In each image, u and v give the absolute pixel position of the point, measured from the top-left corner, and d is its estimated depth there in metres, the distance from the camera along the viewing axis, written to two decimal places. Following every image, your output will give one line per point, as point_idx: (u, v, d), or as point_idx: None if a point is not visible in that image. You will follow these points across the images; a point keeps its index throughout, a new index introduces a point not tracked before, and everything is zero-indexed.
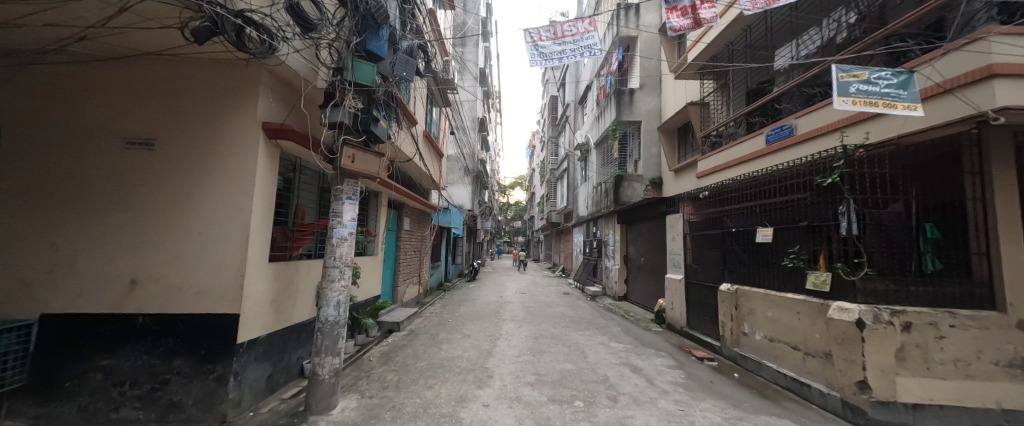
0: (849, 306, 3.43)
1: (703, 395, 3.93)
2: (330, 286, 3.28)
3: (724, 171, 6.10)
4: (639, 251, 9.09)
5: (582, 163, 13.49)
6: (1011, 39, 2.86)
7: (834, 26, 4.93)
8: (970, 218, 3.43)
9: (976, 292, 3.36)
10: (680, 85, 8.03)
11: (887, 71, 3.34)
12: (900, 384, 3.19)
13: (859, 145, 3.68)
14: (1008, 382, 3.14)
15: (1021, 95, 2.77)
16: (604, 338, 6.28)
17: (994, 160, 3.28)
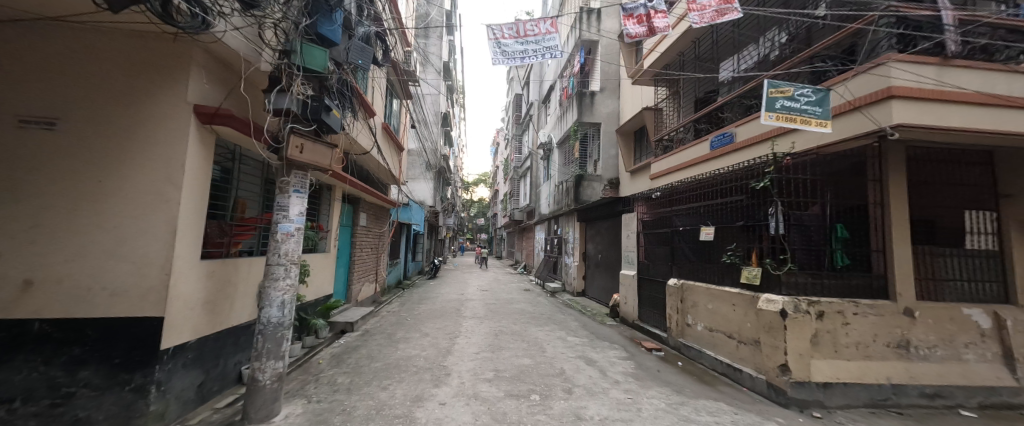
0: (775, 298, 3.84)
1: (651, 383, 4.20)
2: (272, 285, 3.07)
3: (675, 174, 6.52)
4: (596, 249, 9.45)
5: (544, 162, 13.75)
6: (904, 66, 3.36)
7: (769, 44, 5.44)
8: (871, 220, 3.99)
9: (874, 284, 3.92)
10: (636, 90, 8.46)
11: (808, 89, 3.78)
12: (814, 366, 3.64)
13: (786, 153, 4.11)
14: (893, 360, 3.71)
15: (914, 114, 3.25)
16: (562, 333, 6.48)
17: (890, 171, 3.85)
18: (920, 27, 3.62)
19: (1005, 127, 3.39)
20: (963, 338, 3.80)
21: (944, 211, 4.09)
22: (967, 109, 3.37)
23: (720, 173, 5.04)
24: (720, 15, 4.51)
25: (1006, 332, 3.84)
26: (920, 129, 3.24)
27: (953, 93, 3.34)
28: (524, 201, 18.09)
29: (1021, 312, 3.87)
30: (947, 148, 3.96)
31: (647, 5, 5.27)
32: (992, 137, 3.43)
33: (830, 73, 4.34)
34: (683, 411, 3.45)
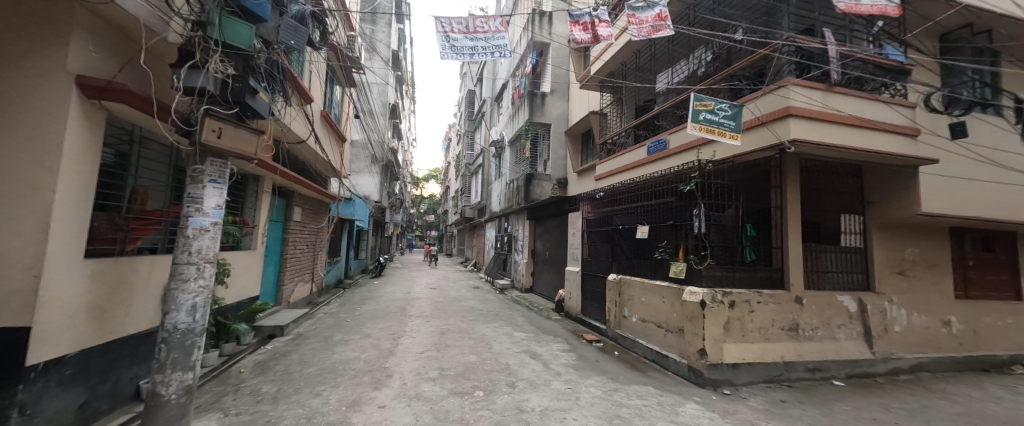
0: (696, 290, 4.33)
1: (589, 373, 4.48)
2: (180, 287, 2.62)
3: (617, 175, 6.93)
4: (544, 246, 9.77)
5: (496, 160, 13.82)
6: (799, 90, 4.00)
7: (697, 60, 6.02)
8: (774, 221, 4.65)
9: (774, 276, 4.58)
10: (584, 95, 8.86)
11: (726, 104, 4.24)
12: (725, 349, 4.16)
13: (709, 160, 4.60)
14: (785, 341, 4.37)
15: (805, 132, 3.86)
16: (508, 329, 6.60)
17: (788, 179, 4.52)
18: (812, 57, 4.35)
19: (870, 146, 4.15)
20: (836, 320, 4.60)
21: (826, 214, 4.90)
22: (845, 130, 4.07)
23: (654, 176, 5.47)
24: (655, 30, 4.85)
25: (866, 314, 4.72)
26: (810, 144, 3.86)
27: (835, 116, 4.01)
28: (475, 198, 17.98)
29: (877, 298, 4.78)
30: (831, 161, 4.74)
31: (593, 14, 5.53)
32: (862, 154, 4.17)
33: (745, 90, 4.95)
34: (615, 396, 3.75)
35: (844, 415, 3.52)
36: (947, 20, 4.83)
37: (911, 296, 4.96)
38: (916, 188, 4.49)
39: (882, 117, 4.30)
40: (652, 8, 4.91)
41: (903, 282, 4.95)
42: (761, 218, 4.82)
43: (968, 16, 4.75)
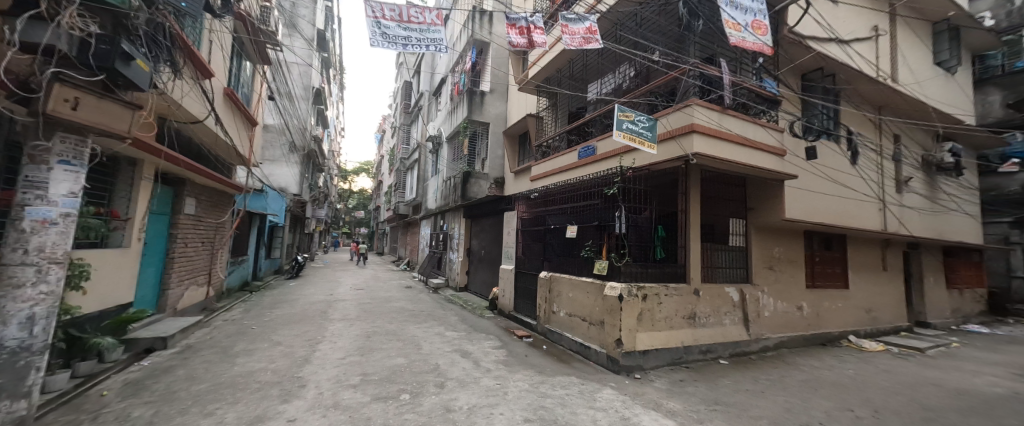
0: (615, 285, 4.74)
1: (518, 367, 4.60)
2: (9, 294, 2.14)
3: (550, 177, 7.21)
4: (480, 245, 9.77)
5: (433, 156, 13.43)
6: (701, 110, 4.62)
7: (622, 75, 6.53)
8: (680, 223, 5.29)
9: (679, 272, 5.22)
10: (522, 97, 9.06)
11: (643, 117, 4.71)
12: (638, 338, 4.61)
13: (630, 167, 5.06)
14: (685, 328, 5.00)
15: (704, 146, 4.48)
16: (440, 328, 6.46)
17: (692, 187, 5.18)
18: (712, 82, 5.01)
19: (752, 162, 4.95)
20: (724, 309, 5.41)
21: (720, 218, 5.72)
22: (735, 147, 4.81)
23: (583, 179, 5.82)
24: (586, 42, 5.08)
25: (746, 302, 5.63)
26: (708, 158, 4.50)
27: (728, 135, 4.73)
28: (408, 194, 17.26)
29: (753, 288, 5.72)
30: (725, 173, 5.55)
31: (528, 20, 5.63)
32: (747, 168, 4.96)
33: (660, 106, 5.54)
34: (541, 388, 3.91)
35: (727, 388, 4.14)
36: (806, 63, 5.97)
37: (778, 287, 6.04)
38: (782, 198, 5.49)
39: (761, 138, 5.17)
40: (584, 21, 5.15)
41: (772, 276, 6.00)
42: (671, 220, 5.44)
43: (820, 62, 5.94)
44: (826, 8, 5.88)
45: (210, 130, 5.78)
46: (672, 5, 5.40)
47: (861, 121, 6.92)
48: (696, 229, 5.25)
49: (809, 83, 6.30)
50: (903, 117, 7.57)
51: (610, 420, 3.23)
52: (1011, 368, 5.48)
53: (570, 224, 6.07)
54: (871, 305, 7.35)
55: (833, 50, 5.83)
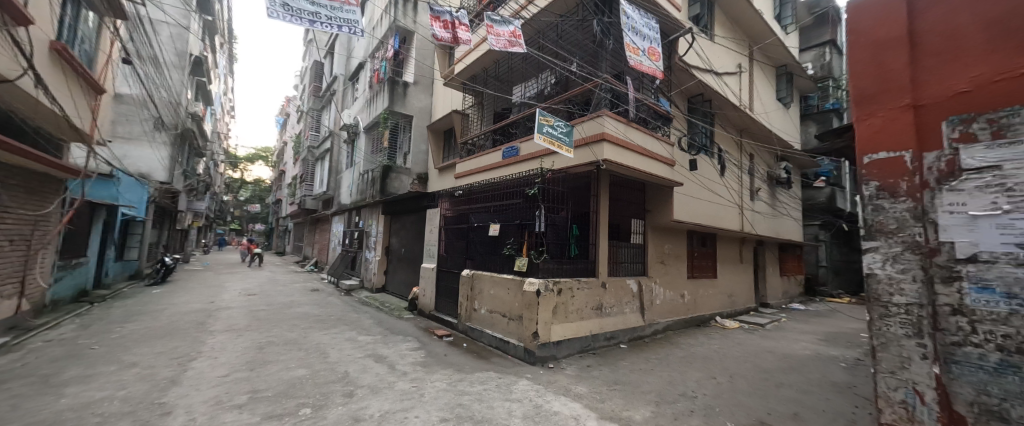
0: (534, 280, 4.83)
1: (437, 367, 4.30)
2: None
3: (473, 175, 7.04)
4: (400, 243, 9.18)
5: (347, 147, 12.24)
6: (610, 120, 4.99)
7: (543, 81, 6.60)
8: (591, 222, 5.64)
9: (590, 267, 5.55)
10: (448, 92, 8.76)
11: (562, 123, 4.80)
12: (552, 330, 4.76)
13: (549, 169, 5.22)
14: (593, 318, 5.34)
15: (612, 154, 4.86)
16: (352, 333, 5.83)
17: (603, 190, 5.57)
18: (620, 97, 5.45)
19: (651, 170, 5.52)
20: (626, 299, 5.94)
21: (625, 218, 6.25)
22: (637, 156, 5.31)
23: (505, 178, 5.81)
24: (510, 45, 4.75)
25: (643, 292, 6.26)
26: (615, 164, 4.88)
27: (632, 145, 5.19)
28: (316, 187, 15.49)
29: (649, 280, 6.41)
30: (629, 179, 6.09)
31: (453, 15, 5.37)
32: (646, 175, 5.51)
33: (576, 115, 5.81)
34: (460, 386, 3.69)
35: (625, 369, 4.50)
36: (693, 89, 6.87)
37: (668, 278, 6.89)
38: (672, 202, 6.26)
39: (658, 149, 5.80)
40: (508, 24, 4.85)
41: (664, 269, 6.81)
42: (584, 220, 5.76)
43: (701, 89, 6.86)
44: (707, 44, 6.89)
45: (23, 91, 4.27)
46: (588, 21, 5.69)
47: (730, 141, 8.27)
48: (605, 228, 5.68)
49: (694, 106, 7.28)
50: (759, 141, 9.27)
51: (525, 410, 3.21)
52: (822, 335, 7.06)
53: (493, 222, 6.00)
54: (733, 291, 8.84)
55: (710, 79, 6.84)
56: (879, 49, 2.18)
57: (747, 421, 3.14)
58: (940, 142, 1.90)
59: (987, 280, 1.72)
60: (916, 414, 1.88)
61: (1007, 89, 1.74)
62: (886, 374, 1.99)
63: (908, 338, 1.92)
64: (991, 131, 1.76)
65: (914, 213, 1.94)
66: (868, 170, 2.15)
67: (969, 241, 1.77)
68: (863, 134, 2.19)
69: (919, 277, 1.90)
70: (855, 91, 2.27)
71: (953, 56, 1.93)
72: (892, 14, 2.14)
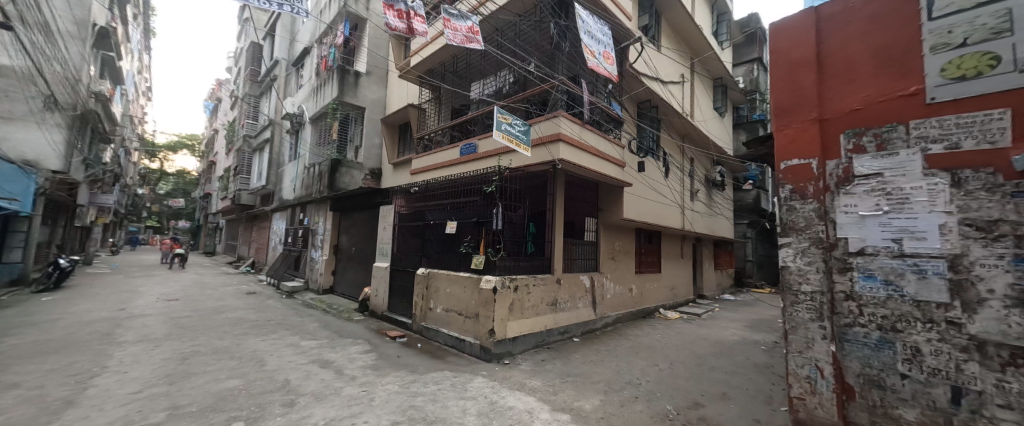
0: (491, 277, 4.85)
1: (389, 369, 4.16)
2: None
3: (430, 172, 6.89)
4: (351, 241, 8.75)
5: (291, 138, 11.40)
6: (565, 121, 5.14)
7: (502, 79, 6.62)
8: (548, 220, 5.78)
9: (546, 264, 5.69)
10: (403, 85, 8.49)
11: (519, 121, 4.83)
12: (509, 326, 4.82)
13: (507, 167, 5.26)
14: (548, 314, 5.49)
15: (568, 154, 5.02)
16: (295, 338, 5.30)
17: (558, 189, 5.73)
18: (575, 99, 5.63)
19: (603, 170, 5.78)
20: (579, 294, 6.17)
21: (578, 217, 6.48)
22: (591, 157, 5.52)
23: (463, 176, 5.74)
24: (468, 41, 4.68)
25: (595, 287, 6.53)
26: (571, 164, 5.06)
27: (586, 146, 5.39)
28: (254, 181, 14.25)
29: (600, 276, 6.70)
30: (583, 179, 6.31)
31: (408, 5, 5.20)
32: (599, 175, 5.76)
33: (533, 114, 5.90)
34: (413, 388, 3.61)
35: (578, 362, 4.69)
36: (642, 94, 7.25)
37: (617, 274, 7.24)
38: (622, 202, 6.59)
39: (609, 151, 6.08)
40: (465, 20, 4.79)
41: (614, 265, 7.15)
42: (541, 218, 5.89)
43: (649, 95, 7.29)
44: (654, 54, 7.33)
45: None
46: (545, 23, 5.76)
47: (674, 145, 8.86)
48: (560, 225, 5.84)
49: (643, 112, 7.67)
50: (700, 146, 10.02)
51: (480, 407, 3.22)
52: (748, 322, 7.86)
53: (450, 220, 5.91)
54: (675, 285, 9.51)
55: (657, 87, 7.29)
56: (794, 67, 2.44)
57: (683, 403, 3.41)
58: (839, 151, 2.19)
59: (871, 270, 2.03)
60: (816, 386, 2.15)
61: (889, 108, 2.05)
62: (795, 354, 2.23)
63: (812, 321, 2.19)
64: (875, 144, 2.07)
65: (818, 212, 2.22)
66: (784, 174, 2.40)
67: (858, 237, 2.07)
68: (781, 142, 2.43)
69: (821, 268, 2.18)
70: (774, 104, 2.52)
71: (849, 78, 2.23)
72: (805, 38, 2.41)
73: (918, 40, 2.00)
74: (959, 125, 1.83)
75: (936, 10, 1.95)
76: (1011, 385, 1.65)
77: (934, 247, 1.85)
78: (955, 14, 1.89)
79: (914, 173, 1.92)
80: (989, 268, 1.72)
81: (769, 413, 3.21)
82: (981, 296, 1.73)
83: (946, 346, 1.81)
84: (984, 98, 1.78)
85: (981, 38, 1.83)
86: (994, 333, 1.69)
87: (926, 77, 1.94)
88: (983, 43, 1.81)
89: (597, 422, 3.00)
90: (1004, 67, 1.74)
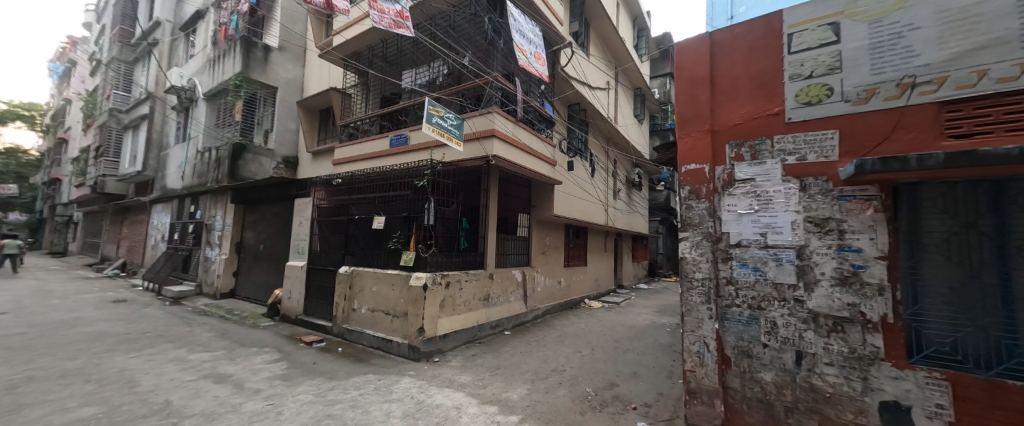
0: (421, 274, 4.72)
1: (302, 378, 3.81)
2: None
3: (355, 163, 6.41)
4: (259, 237, 7.83)
5: (179, 116, 9.74)
6: (499, 118, 5.19)
7: (435, 70, 6.33)
8: (481, 216, 5.82)
9: (478, 260, 5.72)
10: (324, 67, 7.79)
11: (451, 115, 4.73)
12: (439, 323, 4.75)
13: (440, 161, 5.14)
14: (480, 309, 5.53)
15: (501, 150, 5.09)
16: (180, 352, 4.55)
17: (492, 184, 5.79)
18: (508, 96, 5.72)
19: (535, 168, 5.97)
20: (511, 288, 6.30)
21: (511, 212, 6.61)
22: (524, 154, 5.66)
23: (393, 168, 5.47)
24: (396, 26, 4.44)
25: (526, 281, 6.73)
26: (504, 161, 5.14)
27: (519, 143, 5.52)
28: (124, 164, 11.82)
29: (531, 270, 6.92)
30: (516, 175, 6.44)
31: None
32: (531, 173, 5.94)
33: (468, 109, 5.85)
34: (330, 396, 3.37)
35: (508, 354, 4.81)
36: (571, 97, 7.59)
37: (547, 268, 7.54)
38: (552, 199, 6.89)
39: (541, 150, 6.29)
40: (393, 4, 4.54)
41: (544, 259, 7.44)
42: (474, 214, 5.89)
43: (578, 99, 7.69)
44: (583, 60, 7.74)
45: None
46: (480, 17, 5.76)
47: (599, 147, 9.48)
48: (493, 221, 5.92)
49: (572, 114, 8.01)
50: (622, 148, 10.85)
51: (405, 408, 3.14)
52: (657, 307, 8.82)
53: (377, 214, 5.59)
54: (598, 276, 10.23)
55: (585, 91, 7.69)
56: (694, 82, 2.77)
57: (601, 384, 3.71)
58: (725, 158, 2.56)
59: (745, 259, 2.42)
60: (704, 358, 2.48)
61: (761, 124, 2.44)
62: (689, 332, 2.56)
63: (702, 304, 2.53)
64: (750, 153, 2.46)
65: (708, 210, 2.57)
66: (683, 176, 2.72)
67: (737, 231, 2.45)
68: (682, 149, 2.75)
69: (710, 258, 2.53)
70: (677, 114, 2.83)
71: (733, 95, 2.60)
72: (701, 58, 2.75)
73: (781, 68, 2.43)
74: (806, 141, 2.27)
75: (794, 45, 2.38)
76: (834, 346, 2.11)
77: (788, 239, 2.28)
78: (806, 51, 2.34)
79: (776, 179, 2.33)
80: (822, 255, 2.17)
81: (669, 386, 3.65)
82: (817, 278, 2.18)
83: (793, 319, 2.24)
84: (822, 121, 2.23)
85: (823, 72, 2.28)
86: (824, 307, 2.14)
87: (786, 100, 2.36)
88: (824, 76, 2.26)
89: (524, 411, 3.11)
90: (836, 97, 2.21)
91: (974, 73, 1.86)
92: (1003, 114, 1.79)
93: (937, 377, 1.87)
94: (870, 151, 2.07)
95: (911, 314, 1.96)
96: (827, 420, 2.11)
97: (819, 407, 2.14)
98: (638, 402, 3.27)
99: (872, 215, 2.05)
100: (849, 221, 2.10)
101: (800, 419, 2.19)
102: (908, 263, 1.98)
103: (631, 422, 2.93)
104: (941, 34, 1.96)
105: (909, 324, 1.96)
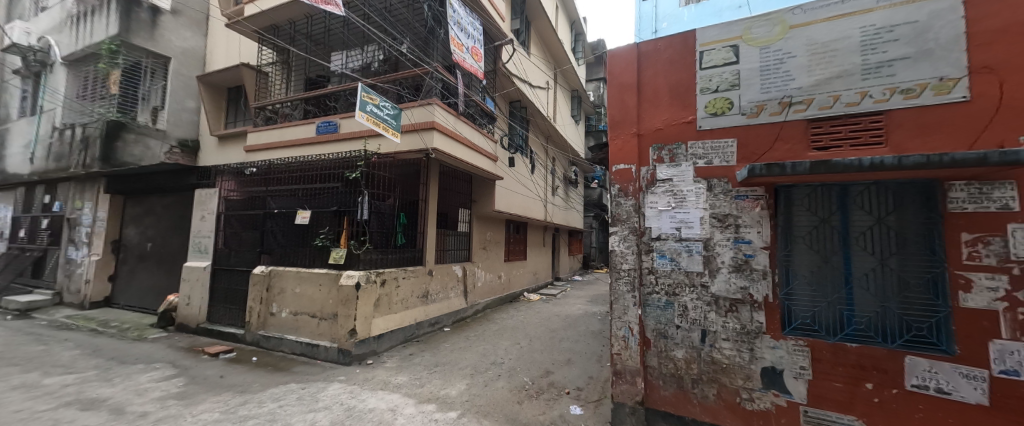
0: (353, 273, 4.45)
1: (202, 395, 3.40)
2: None
3: (274, 150, 5.81)
4: (147, 235, 6.78)
5: (28, 82, 7.92)
6: (439, 110, 5.07)
7: (368, 55, 5.98)
8: (419, 211, 5.68)
9: (416, 256, 5.58)
10: (234, 39, 6.91)
11: (388, 105, 4.51)
12: (373, 324, 4.54)
13: (374, 153, 4.88)
14: (418, 306, 5.41)
15: (442, 144, 5.00)
16: (31, 376, 3.76)
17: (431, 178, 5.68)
18: (448, 88, 5.60)
19: (476, 162, 5.95)
20: (450, 284, 6.23)
21: (451, 207, 6.51)
22: (465, 149, 5.62)
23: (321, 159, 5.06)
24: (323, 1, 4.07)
25: (466, 276, 6.70)
26: (443, 154, 5.04)
27: (460, 137, 5.45)
28: None
29: (470, 265, 6.90)
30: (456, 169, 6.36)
31: None
32: (472, 167, 5.91)
33: (405, 98, 5.61)
34: (240, 411, 3.06)
35: (446, 350, 4.78)
36: (512, 94, 7.68)
37: (487, 263, 7.57)
38: (492, 194, 6.94)
39: (482, 144, 6.28)
40: None
41: (484, 254, 7.46)
42: (412, 208, 5.71)
43: (518, 95, 7.80)
44: (523, 57, 7.85)
45: None
46: (418, 2, 5.58)
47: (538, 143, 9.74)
48: (433, 216, 5.82)
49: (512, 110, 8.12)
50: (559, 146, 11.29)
51: (333, 416, 2.97)
52: (589, 297, 9.39)
53: (302, 208, 5.12)
54: (537, 270, 10.54)
55: (525, 88, 7.82)
56: (626, 88, 2.98)
57: (536, 373, 3.87)
58: (648, 160, 2.80)
59: (663, 251, 2.69)
60: (628, 342, 2.72)
61: (676, 131, 2.73)
62: (616, 319, 2.78)
63: (627, 292, 2.77)
64: (668, 156, 2.73)
65: (634, 206, 2.81)
66: (614, 175, 2.93)
67: (656, 226, 2.72)
68: (613, 149, 2.95)
69: (635, 250, 2.77)
70: (610, 117, 3.02)
71: (655, 103, 2.85)
72: (630, 67, 2.97)
73: (693, 82, 2.72)
74: (712, 148, 2.58)
75: (704, 62, 2.69)
76: (729, 324, 2.45)
77: (697, 233, 2.58)
78: (713, 68, 2.65)
79: (689, 180, 2.63)
80: (722, 247, 2.50)
81: (599, 369, 3.93)
82: (718, 266, 2.51)
83: (700, 302, 2.55)
84: (725, 130, 2.56)
85: (725, 87, 2.60)
86: (723, 291, 2.48)
87: (697, 110, 2.66)
88: (726, 91, 2.58)
89: (461, 406, 3.12)
90: (735, 110, 2.54)
91: (831, 97, 2.28)
92: (851, 131, 2.22)
93: (802, 344, 2.26)
94: (759, 157, 2.43)
95: (785, 295, 2.36)
96: (723, 387, 2.44)
97: (718, 377, 2.46)
98: (571, 387, 3.48)
99: (759, 212, 2.41)
100: (743, 217, 2.44)
101: (704, 389, 2.50)
102: (784, 252, 2.38)
103: (564, 406, 3.10)
104: (810, 63, 2.36)
105: (783, 302, 2.36)
